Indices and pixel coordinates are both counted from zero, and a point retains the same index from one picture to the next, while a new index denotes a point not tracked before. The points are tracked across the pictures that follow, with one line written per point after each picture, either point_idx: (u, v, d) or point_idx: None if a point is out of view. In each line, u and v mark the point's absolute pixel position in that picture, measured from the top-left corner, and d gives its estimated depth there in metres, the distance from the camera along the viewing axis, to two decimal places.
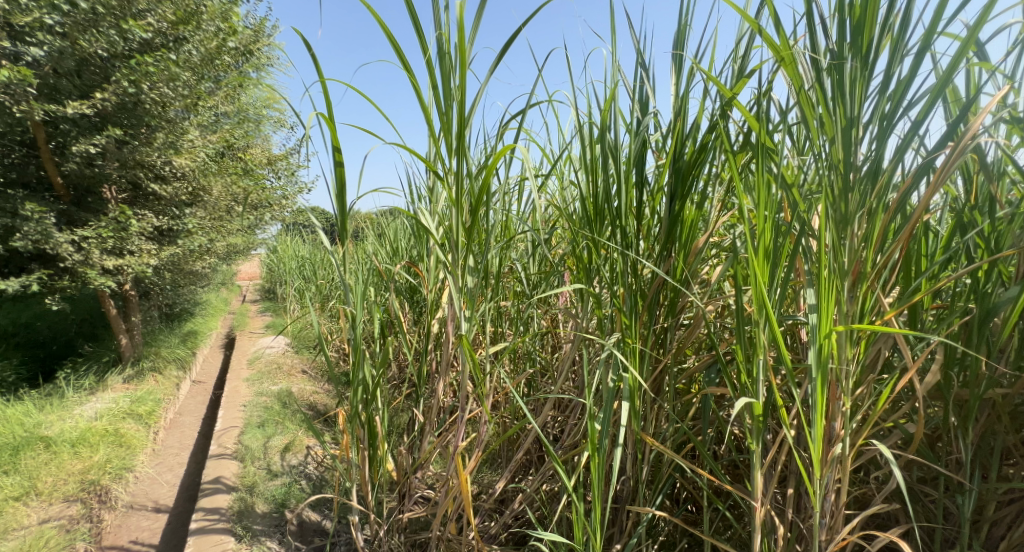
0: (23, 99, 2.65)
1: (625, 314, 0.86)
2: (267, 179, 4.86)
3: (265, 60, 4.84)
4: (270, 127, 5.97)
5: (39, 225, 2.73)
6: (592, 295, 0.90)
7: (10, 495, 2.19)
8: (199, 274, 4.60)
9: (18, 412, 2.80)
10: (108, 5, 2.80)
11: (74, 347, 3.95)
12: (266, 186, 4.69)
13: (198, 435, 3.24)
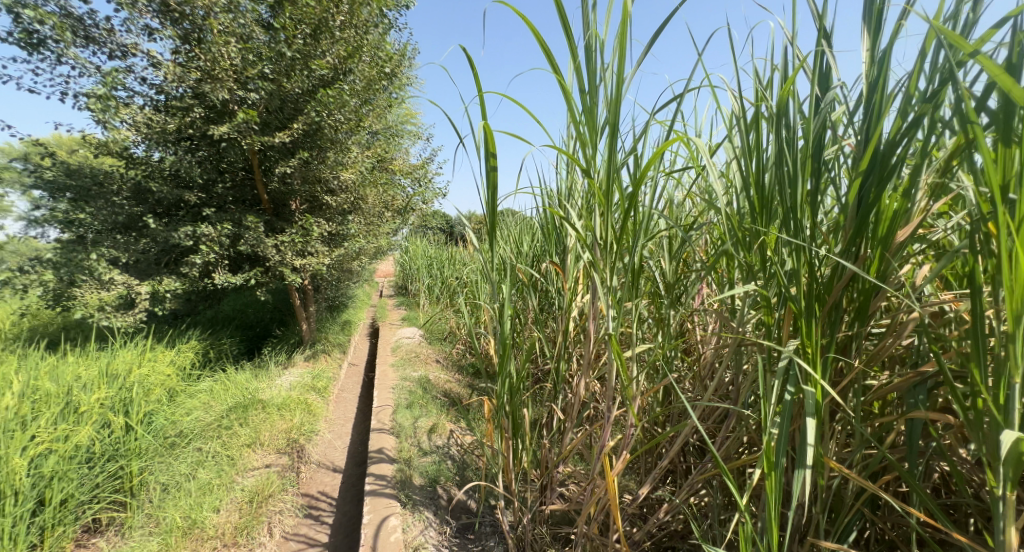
0: (247, 134, 3.38)
1: (806, 320, 0.75)
2: (407, 187, 5.41)
3: (408, 80, 5.41)
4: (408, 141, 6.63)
5: (255, 234, 3.60)
6: (764, 296, 0.81)
7: (244, 442, 2.84)
8: (354, 272, 5.31)
9: (244, 380, 3.60)
10: (299, 51, 3.46)
11: (269, 331, 5.05)
12: (404, 194, 5.23)
13: (358, 409, 3.76)
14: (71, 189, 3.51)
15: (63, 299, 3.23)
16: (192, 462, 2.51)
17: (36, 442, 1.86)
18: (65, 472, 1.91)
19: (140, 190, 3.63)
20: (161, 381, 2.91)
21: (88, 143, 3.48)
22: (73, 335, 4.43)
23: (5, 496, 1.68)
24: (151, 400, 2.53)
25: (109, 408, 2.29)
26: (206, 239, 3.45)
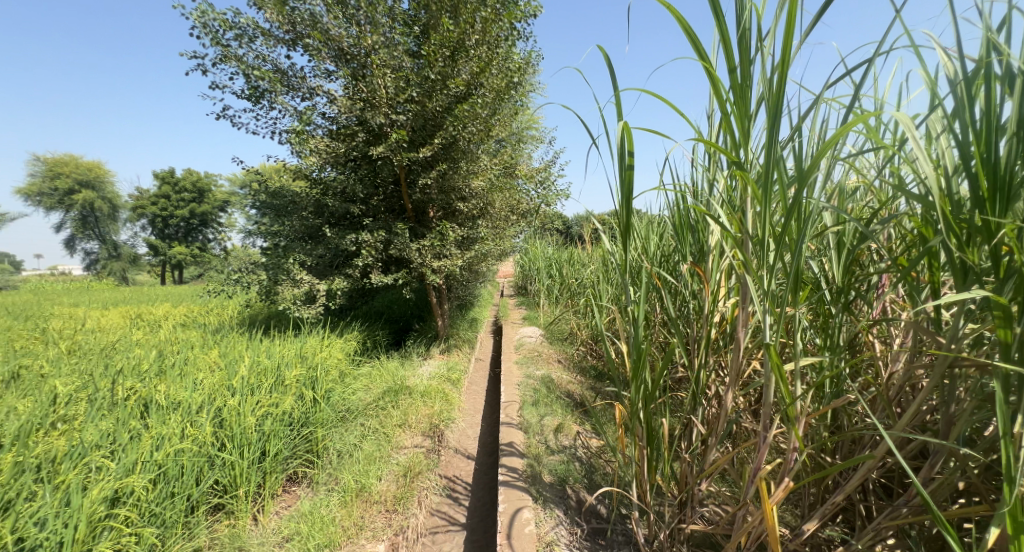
0: (397, 152, 3.79)
1: None
2: (532, 190, 5.52)
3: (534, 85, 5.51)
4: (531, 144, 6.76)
5: (402, 239, 4.04)
6: (999, 311, 0.63)
7: (394, 422, 3.20)
8: (483, 272, 5.60)
9: (392, 368, 4.05)
10: (439, 72, 3.75)
11: (409, 325, 5.63)
12: (529, 197, 5.35)
13: (487, 403, 3.96)
14: (274, 208, 4.36)
15: (270, 295, 4.02)
16: (356, 437, 2.92)
17: (259, 406, 2.50)
18: (275, 432, 2.44)
19: (319, 206, 4.35)
20: (333, 364, 3.48)
21: (287, 170, 4.32)
22: (270, 323, 5.45)
23: (242, 444, 2.28)
24: (330, 378, 3.14)
25: (302, 385, 2.95)
26: (366, 245, 4.00)
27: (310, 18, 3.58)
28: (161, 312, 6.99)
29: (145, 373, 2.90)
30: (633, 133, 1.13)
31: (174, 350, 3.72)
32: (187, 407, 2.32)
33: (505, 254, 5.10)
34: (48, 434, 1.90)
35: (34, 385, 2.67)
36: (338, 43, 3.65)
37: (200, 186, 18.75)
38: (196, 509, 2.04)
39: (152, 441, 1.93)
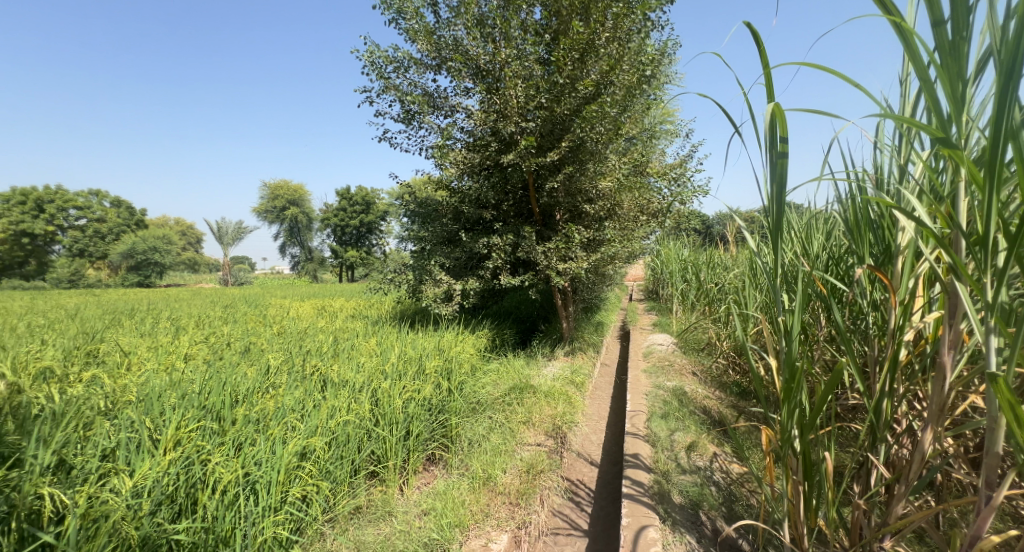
0: (526, 157, 3.88)
1: None
2: (665, 189, 5.22)
3: (670, 78, 5.20)
4: (666, 141, 6.40)
5: (529, 242, 4.14)
6: None
7: (519, 419, 3.28)
8: (610, 274, 5.44)
9: (517, 366, 4.15)
10: (568, 75, 3.75)
11: (535, 326, 5.74)
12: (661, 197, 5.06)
13: (612, 410, 3.83)
14: (421, 214, 4.84)
15: (416, 292, 4.47)
16: (486, 427, 3.08)
17: (407, 392, 2.81)
18: (417, 415, 2.74)
19: (457, 213, 4.69)
20: (466, 358, 3.75)
21: (431, 181, 4.76)
22: (416, 317, 6.05)
23: (391, 422, 2.60)
24: (462, 372, 3.41)
25: (440, 376, 3.24)
26: (495, 247, 4.17)
27: (454, 43, 3.96)
28: (337, 306, 8.28)
29: (326, 353, 3.54)
30: (787, 116, 0.99)
31: (343, 337, 4.37)
32: (354, 386, 2.77)
33: (634, 256, 4.88)
34: (262, 397, 2.44)
35: (252, 358, 3.40)
36: (476, 62, 3.91)
37: (365, 199, 21.65)
38: (359, 471, 2.37)
39: (328, 410, 2.37)
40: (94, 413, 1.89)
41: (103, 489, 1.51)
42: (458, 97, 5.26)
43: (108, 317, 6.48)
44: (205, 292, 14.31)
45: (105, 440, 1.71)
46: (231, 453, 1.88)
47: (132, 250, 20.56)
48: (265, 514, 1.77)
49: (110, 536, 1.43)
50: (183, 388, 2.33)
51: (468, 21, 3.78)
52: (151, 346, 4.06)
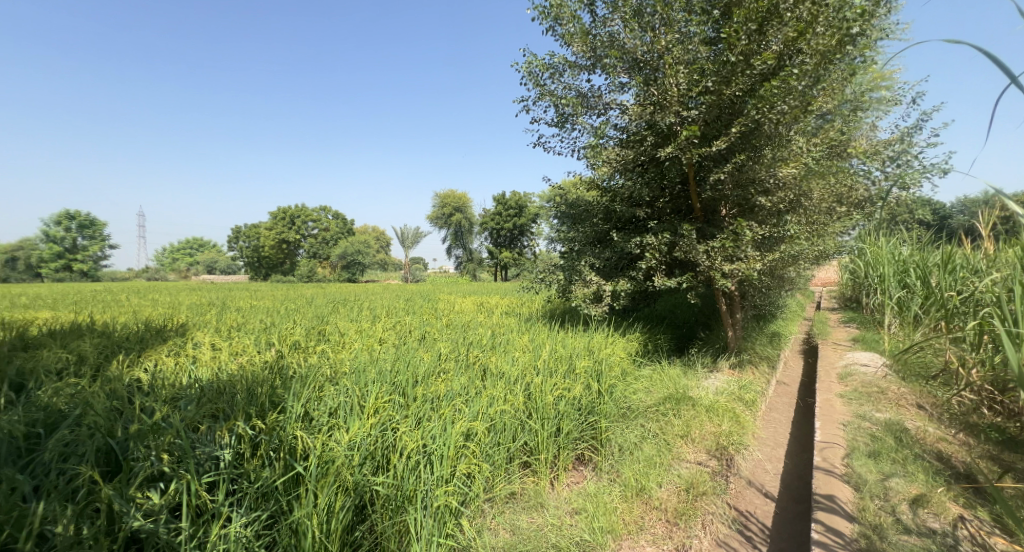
0: (688, 149, 3.57)
1: None
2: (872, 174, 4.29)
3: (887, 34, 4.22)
4: (875, 113, 5.25)
5: (688, 240, 3.80)
6: None
7: (678, 432, 3.02)
8: (791, 278, 4.69)
9: (674, 374, 3.85)
10: (743, 50, 3.33)
11: (693, 332, 5.28)
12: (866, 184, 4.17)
13: (792, 438, 3.30)
14: (567, 216, 4.85)
15: (567, 293, 4.49)
16: (639, 434, 2.92)
17: (559, 391, 2.82)
18: (568, 413, 2.73)
19: (608, 212, 4.56)
20: (617, 361, 3.64)
21: (582, 182, 4.72)
22: (567, 317, 6.09)
23: (543, 417, 2.64)
24: (614, 375, 3.30)
25: (590, 376, 3.18)
26: (649, 247, 3.93)
27: (609, 39, 3.82)
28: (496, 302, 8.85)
29: (485, 345, 3.77)
30: None
31: (500, 331, 4.64)
32: (509, 380, 2.88)
33: (825, 256, 4.12)
34: (433, 381, 2.70)
35: (425, 345, 3.82)
36: (633, 54, 3.73)
37: (519, 203, 22.79)
38: (513, 459, 2.47)
39: (486, 398, 2.53)
40: (314, 383, 2.34)
41: (331, 439, 1.88)
42: (612, 93, 5.10)
43: (327, 305, 8.05)
44: (391, 287, 16.72)
45: (331, 401, 2.18)
46: (414, 425, 2.15)
47: (340, 251, 25.10)
48: (441, 482, 1.97)
49: (337, 476, 1.77)
50: (369, 368, 2.70)
51: (626, 14, 3.61)
52: (354, 329, 4.92)
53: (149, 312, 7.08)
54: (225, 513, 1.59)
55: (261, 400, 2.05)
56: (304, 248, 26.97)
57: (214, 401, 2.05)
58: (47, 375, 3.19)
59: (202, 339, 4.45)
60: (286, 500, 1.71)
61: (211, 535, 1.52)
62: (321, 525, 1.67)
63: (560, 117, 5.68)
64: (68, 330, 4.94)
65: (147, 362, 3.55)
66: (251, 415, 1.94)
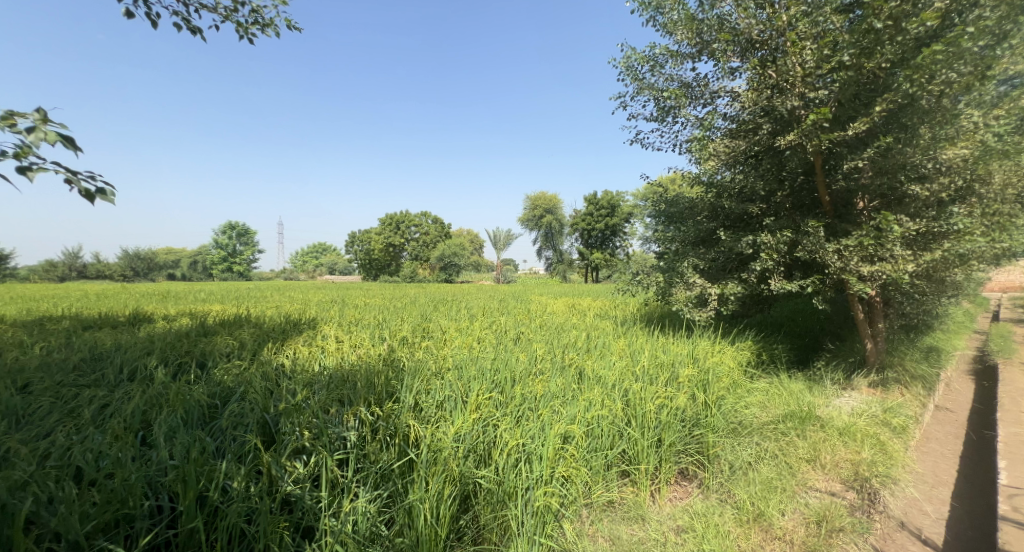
0: (815, 135, 3.15)
1: None
2: None
3: None
4: None
5: (814, 238, 3.35)
6: None
7: (804, 456, 2.66)
8: (955, 283, 3.91)
9: (797, 390, 3.42)
10: (892, 14, 2.84)
11: (820, 343, 4.64)
12: None
13: (959, 477, 2.73)
14: (661, 215, 4.65)
15: (666, 296, 4.23)
16: (754, 452, 2.63)
17: (658, 398, 2.69)
18: (670, 423, 2.57)
19: (715, 209, 4.22)
20: (725, 371, 3.36)
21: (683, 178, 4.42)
22: (666, 321, 5.77)
23: (643, 425, 2.52)
24: (720, 385, 3.04)
25: (692, 386, 2.97)
26: (765, 247, 3.55)
27: (718, 23, 3.53)
28: (592, 305, 8.66)
29: (579, 347, 3.72)
30: None
31: (595, 333, 4.59)
32: (606, 383, 2.81)
33: (1006, 255, 3.36)
34: (530, 381, 2.77)
35: (519, 345, 3.89)
36: (747, 35, 3.35)
37: (611, 202, 22.36)
38: (611, 466, 2.38)
39: (584, 401, 2.52)
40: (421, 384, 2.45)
41: (439, 431, 2.06)
42: (722, 81, 4.71)
43: (430, 305, 8.51)
44: (488, 287, 17.25)
45: (438, 394, 2.39)
46: (514, 423, 2.26)
47: (440, 254, 26.52)
48: (541, 480, 2.01)
49: (445, 465, 1.92)
50: (468, 365, 2.84)
51: None
52: (454, 327, 5.21)
53: (284, 308, 8.09)
54: (354, 489, 1.86)
55: (379, 390, 2.40)
56: (409, 251, 28.96)
57: (340, 389, 2.42)
58: (211, 360, 3.80)
59: (325, 333, 4.97)
60: (403, 483, 1.92)
61: (343, 505, 1.78)
62: (431, 509, 1.79)
63: (662, 110, 5.40)
64: (226, 322, 5.83)
65: (283, 352, 4.05)
66: (370, 403, 2.28)
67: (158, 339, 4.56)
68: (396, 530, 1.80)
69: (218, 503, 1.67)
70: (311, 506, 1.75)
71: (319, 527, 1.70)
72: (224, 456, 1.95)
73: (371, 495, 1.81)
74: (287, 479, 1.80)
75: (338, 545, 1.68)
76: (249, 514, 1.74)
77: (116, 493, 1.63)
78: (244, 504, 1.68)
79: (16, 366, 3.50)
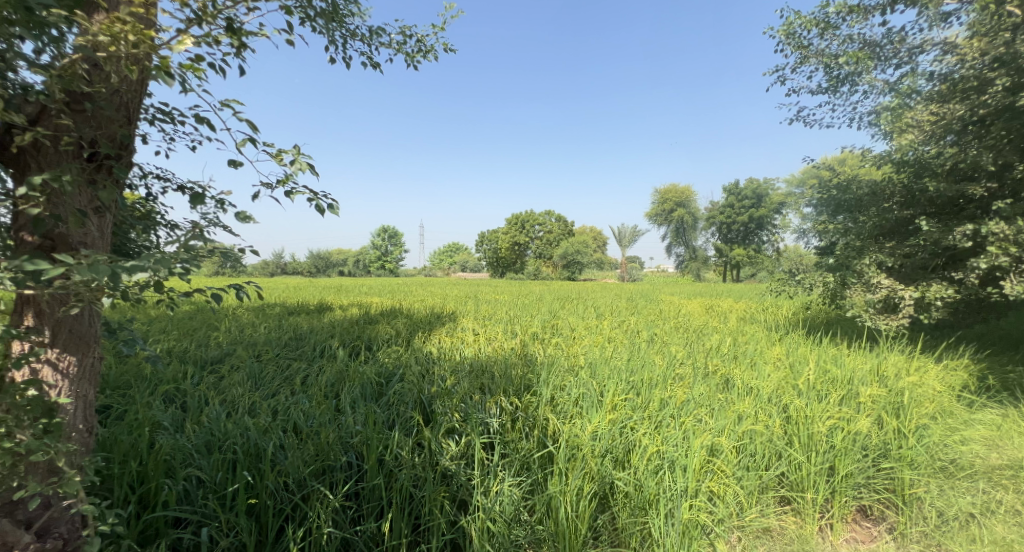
0: None
1: None
2: None
3: None
4: None
5: None
6: None
7: None
8: None
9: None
10: None
11: None
12: None
13: None
14: (828, 206, 4.43)
15: (836, 300, 4.10)
16: (978, 502, 2.31)
17: (827, 413, 2.80)
18: (846, 449, 2.56)
19: (910, 194, 3.89)
20: (916, 400, 3.09)
21: (865, 160, 4.24)
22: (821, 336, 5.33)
23: (812, 450, 2.56)
24: (923, 413, 2.93)
25: (883, 407, 2.97)
26: (996, 240, 2.93)
27: None
28: (729, 310, 8.18)
29: (729, 354, 4.15)
30: None
31: (729, 346, 4.48)
32: (760, 395, 3.05)
33: None
34: (670, 386, 3.18)
35: (659, 349, 4.26)
36: None
37: (757, 192, 20.94)
38: (768, 488, 2.43)
39: (734, 413, 2.74)
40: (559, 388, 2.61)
41: (577, 430, 2.46)
42: (928, 33, 3.92)
43: (554, 302, 8.81)
44: (610, 284, 17.25)
45: (573, 392, 2.94)
46: (652, 427, 2.58)
47: (564, 251, 27.03)
48: (684, 492, 2.16)
49: (584, 464, 2.25)
50: (601, 369, 3.39)
51: None
52: (582, 326, 5.56)
53: (426, 301, 9.10)
54: (500, 472, 2.28)
55: (518, 385, 3.02)
56: (534, 249, 30.03)
57: (483, 378, 3.18)
58: (376, 344, 4.47)
59: (465, 326, 5.52)
60: (542, 473, 2.30)
61: (492, 487, 2.18)
62: (569, 504, 2.08)
63: (834, 78, 4.71)
64: (385, 311, 6.77)
65: (432, 341, 4.61)
66: (510, 394, 2.91)
67: (338, 324, 5.48)
68: (537, 517, 2.13)
69: (392, 467, 2.25)
70: (464, 483, 2.19)
71: (473, 503, 2.07)
72: (394, 427, 2.63)
73: (515, 481, 2.22)
74: (443, 454, 2.35)
75: (489, 520, 2.06)
76: (415, 482, 2.24)
77: (322, 449, 2.31)
78: (412, 472, 2.21)
79: (249, 341, 4.52)
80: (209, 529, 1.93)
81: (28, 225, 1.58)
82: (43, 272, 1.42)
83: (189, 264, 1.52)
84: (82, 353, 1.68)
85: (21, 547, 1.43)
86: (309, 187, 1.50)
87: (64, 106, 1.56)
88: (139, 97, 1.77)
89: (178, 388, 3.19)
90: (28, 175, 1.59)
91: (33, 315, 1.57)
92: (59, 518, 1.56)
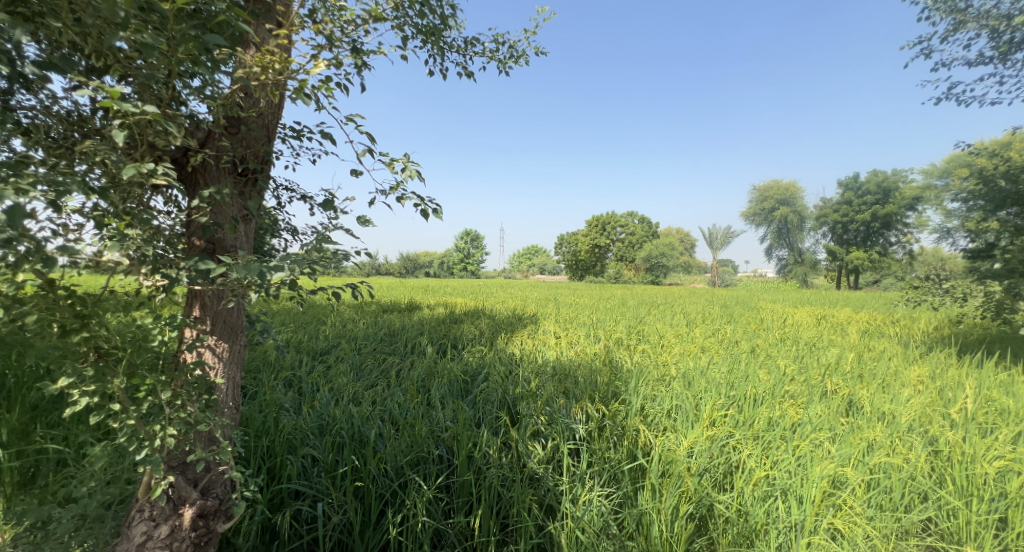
0: None
1: None
2: None
3: None
4: None
5: None
6: None
7: None
8: None
9: None
10: None
11: None
12: None
13: None
14: (989, 200, 3.63)
15: (1005, 312, 3.55)
16: None
17: (992, 450, 2.37)
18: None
19: None
20: None
21: None
22: (973, 357, 4.40)
23: (971, 497, 2.12)
24: None
25: None
26: None
27: None
28: (845, 320, 7.18)
29: (854, 374, 3.58)
30: None
31: (849, 363, 3.88)
32: (896, 423, 2.60)
33: None
34: (779, 404, 2.84)
35: (763, 362, 3.81)
36: None
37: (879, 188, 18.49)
38: (910, 534, 1.99)
39: (864, 442, 2.35)
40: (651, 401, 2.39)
41: (667, 446, 2.24)
42: None
43: (637, 306, 8.39)
44: (699, 291, 16.01)
45: (666, 403, 2.71)
46: (759, 449, 2.30)
47: (649, 255, 25.84)
48: (799, 527, 1.87)
49: (680, 481, 2.04)
50: (696, 379, 3.09)
51: None
52: (671, 334, 5.17)
53: (505, 302, 9.13)
54: (588, 481, 2.12)
55: (609, 391, 2.83)
56: (619, 252, 29.14)
57: (566, 382, 3.04)
58: (461, 342, 4.54)
59: (545, 328, 5.41)
60: (632, 486, 2.08)
61: (580, 496, 2.03)
62: (664, 523, 1.89)
63: (1003, 44, 3.86)
64: (468, 312, 6.88)
65: (512, 342, 4.55)
66: (595, 400, 2.73)
67: (426, 322, 5.65)
68: (626, 532, 1.92)
69: (480, 464, 2.17)
70: (552, 488, 2.06)
71: (561, 511, 1.94)
72: (480, 425, 2.58)
73: (604, 491, 2.04)
74: (530, 457, 2.24)
75: (578, 529, 1.90)
76: (501, 482, 2.14)
77: (415, 441, 2.30)
78: (499, 472, 2.11)
79: (350, 335, 4.80)
80: (322, 503, 1.98)
81: (198, 229, 1.70)
82: (209, 270, 1.50)
83: (317, 266, 1.55)
84: (232, 340, 1.79)
85: (190, 503, 1.53)
86: (413, 193, 1.57)
87: (225, 129, 1.69)
88: (276, 117, 1.89)
89: (294, 374, 3.43)
90: (197, 192, 1.72)
91: (198, 307, 1.70)
92: (217, 479, 1.64)
